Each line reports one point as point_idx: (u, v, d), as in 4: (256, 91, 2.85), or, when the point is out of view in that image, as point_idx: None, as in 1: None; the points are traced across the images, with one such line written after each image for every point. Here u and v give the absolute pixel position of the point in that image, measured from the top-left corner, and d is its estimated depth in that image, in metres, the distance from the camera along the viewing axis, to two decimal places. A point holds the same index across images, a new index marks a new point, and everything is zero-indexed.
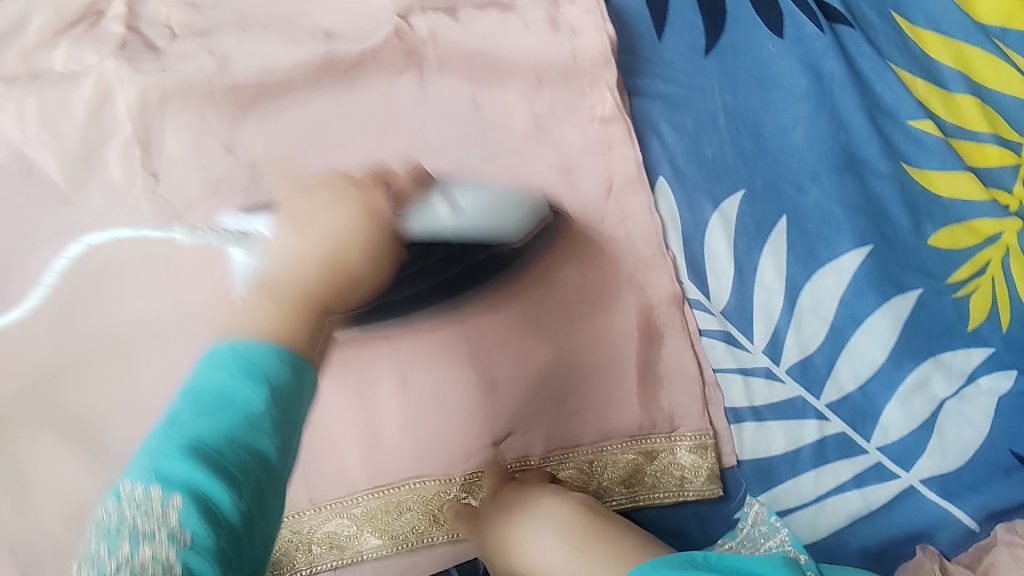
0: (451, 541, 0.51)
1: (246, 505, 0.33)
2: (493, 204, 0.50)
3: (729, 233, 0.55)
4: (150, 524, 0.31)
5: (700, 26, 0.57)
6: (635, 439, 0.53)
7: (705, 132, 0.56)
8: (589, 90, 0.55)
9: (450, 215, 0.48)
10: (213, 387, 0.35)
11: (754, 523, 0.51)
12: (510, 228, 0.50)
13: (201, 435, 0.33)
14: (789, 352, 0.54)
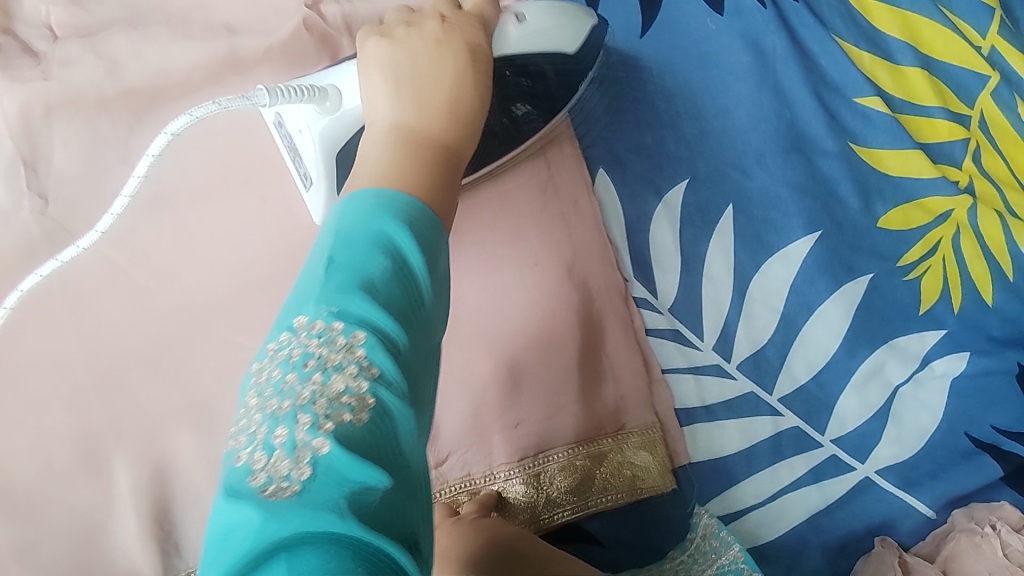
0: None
1: (413, 343, 0.29)
2: (553, 10, 0.43)
3: (673, 225, 0.52)
4: (339, 354, 0.27)
5: (635, 5, 0.54)
6: (581, 443, 0.48)
7: (644, 117, 0.52)
8: None
9: (517, 27, 0.41)
10: (366, 223, 0.31)
11: (705, 537, 0.49)
12: (570, 37, 0.43)
13: (372, 270, 0.29)
14: (740, 345, 0.52)
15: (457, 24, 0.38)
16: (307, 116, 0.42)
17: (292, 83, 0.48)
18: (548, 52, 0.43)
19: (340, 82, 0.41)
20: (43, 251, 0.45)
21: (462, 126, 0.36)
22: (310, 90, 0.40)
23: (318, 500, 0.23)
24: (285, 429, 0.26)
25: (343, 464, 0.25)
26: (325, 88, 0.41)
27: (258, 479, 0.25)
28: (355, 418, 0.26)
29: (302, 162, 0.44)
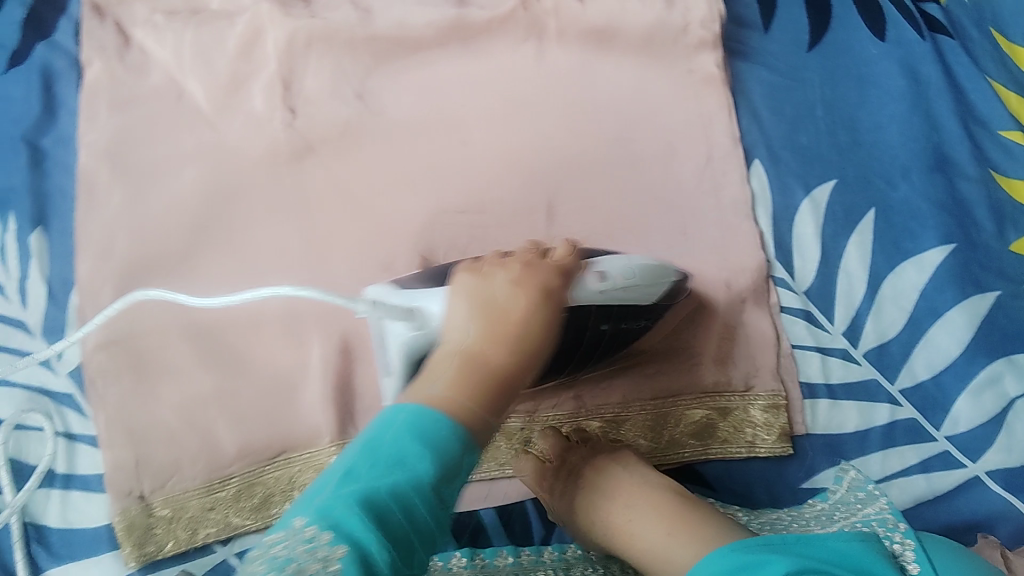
0: (494, 480, 0.53)
1: (396, 551, 0.34)
2: (638, 267, 0.49)
3: (817, 218, 0.57)
4: (317, 563, 0.31)
5: (806, 23, 0.60)
6: (709, 395, 0.54)
7: (803, 120, 0.58)
8: (692, 54, 0.57)
9: (600, 282, 0.47)
10: (391, 438, 0.37)
11: (850, 488, 0.52)
12: (648, 292, 0.50)
13: (378, 490, 0.35)
14: (868, 336, 0.56)
15: (539, 268, 0.45)
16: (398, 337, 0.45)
17: (504, 87, 0.57)
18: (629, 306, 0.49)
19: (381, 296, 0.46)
20: (286, 155, 0.54)
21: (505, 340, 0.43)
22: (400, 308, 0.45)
23: None
24: None
25: None
26: (414, 308, 0.45)
27: None
28: None
29: (385, 354, 0.47)
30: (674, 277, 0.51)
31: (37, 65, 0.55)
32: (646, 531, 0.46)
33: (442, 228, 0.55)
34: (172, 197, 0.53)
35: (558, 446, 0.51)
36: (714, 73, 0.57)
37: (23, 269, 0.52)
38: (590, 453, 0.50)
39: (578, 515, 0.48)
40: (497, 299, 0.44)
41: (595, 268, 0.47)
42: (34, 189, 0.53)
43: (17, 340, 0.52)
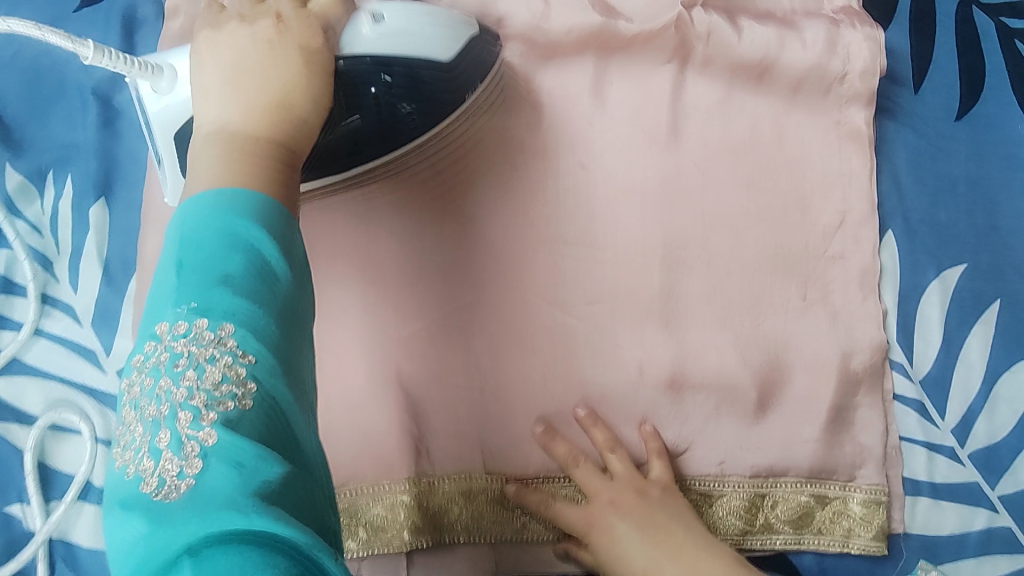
0: (523, 546, 0.49)
1: (282, 317, 0.32)
2: (418, 16, 0.44)
3: (943, 302, 0.53)
4: (208, 348, 0.29)
5: (958, 91, 0.56)
6: (810, 481, 0.50)
7: (944, 197, 0.54)
8: (844, 106, 0.53)
9: (371, 27, 0.42)
10: (212, 226, 0.32)
11: None
12: (439, 45, 0.44)
13: (229, 268, 0.31)
14: (977, 436, 0.52)
15: (293, 27, 0.40)
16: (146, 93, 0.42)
17: (633, 110, 0.52)
18: (405, 62, 0.43)
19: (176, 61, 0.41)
20: None
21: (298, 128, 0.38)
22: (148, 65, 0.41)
23: (211, 497, 0.26)
24: (165, 430, 0.28)
25: (236, 448, 0.27)
26: (162, 66, 0.41)
27: (150, 484, 0.27)
28: (239, 404, 0.29)
29: (151, 140, 0.44)
30: (473, 33, 0.47)
31: (120, 10, 0.51)
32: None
33: (550, 257, 0.51)
34: None
35: (609, 501, 0.47)
36: (862, 131, 0.53)
37: (78, 243, 0.47)
38: (653, 514, 0.46)
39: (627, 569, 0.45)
40: (304, 88, 0.39)
41: (366, 9, 0.42)
42: (102, 151, 0.48)
43: (59, 323, 0.46)
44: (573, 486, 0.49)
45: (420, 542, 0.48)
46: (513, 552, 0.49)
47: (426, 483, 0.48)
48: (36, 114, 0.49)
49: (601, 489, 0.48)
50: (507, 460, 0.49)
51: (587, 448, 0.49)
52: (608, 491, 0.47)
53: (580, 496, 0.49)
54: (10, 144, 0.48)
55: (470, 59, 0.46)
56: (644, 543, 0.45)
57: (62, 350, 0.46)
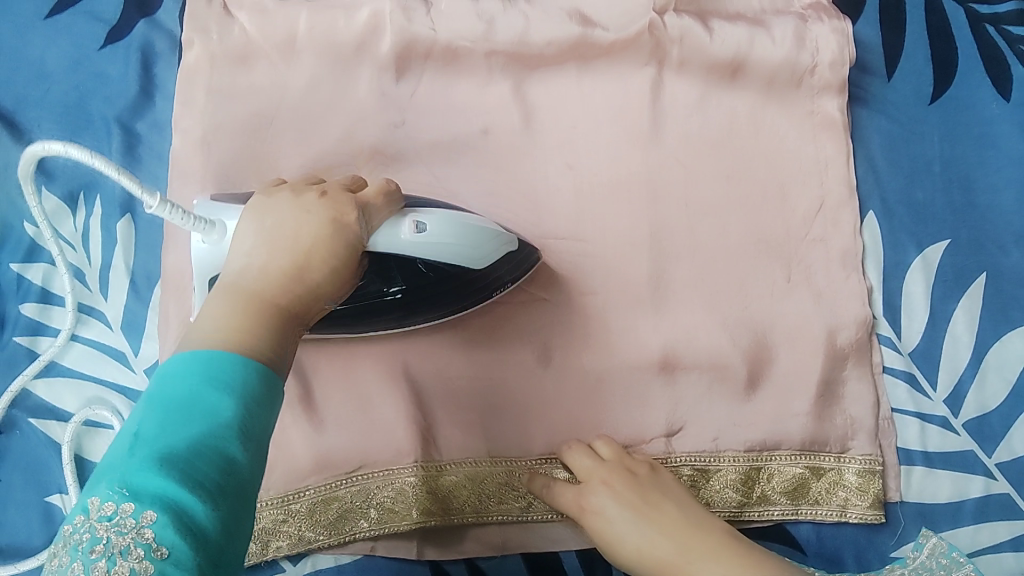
0: (529, 525, 0.51)
1: (221, 507, 0.30)
2: (461, 227, 0.46)
3: (927, 278, 0.55)
4: (124, 538, 0.28)
5: (929, 75, 0.59)
6: (804, 453, 0.52)
7: (920, 176, 0.57)
8: (816, 96, 0.56)
9: (414, 235, 0.44)
10: (178, 393, 0.32)
11: (932, 556, 0.49)
12: (475, 255, 0.46)
13: (173, 447, 0.30)
14: (969, 406, 0.54)
15: (332, 202, 0.41)
16: (192, 242, 0.43)
17: (616, 110, 0.56)
18: (439, 263, 0.46)
19: (229, 220, 0.43)
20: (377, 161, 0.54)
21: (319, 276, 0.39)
22: (201, 221, 0.42)
23: None
24: None
25: None
26: (215, 223, 0.42)
27: None
28: None
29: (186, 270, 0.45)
30: (514, 248, 0.49)
31: (137, 44, 0.56)
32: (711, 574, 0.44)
33: (545, 251, 0.54)
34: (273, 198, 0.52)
35: (600, 481, 0.49)
36: (836, 118, 0.56)
37: (107, 256, 0.51)
38: (644, 493, 0.48)
39: (621, 552, 0.47)
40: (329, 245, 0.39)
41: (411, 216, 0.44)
42: (125, 175, 0.53)
43: (92, 331, 0.50)
44: (566, 470, 0.51)
45: (429, 522, 0.50)
46: (518, 532, 0.51)
47: (435, 466, 0.51)
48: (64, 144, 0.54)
49: (592, 471, 0.49)
50: (511, 445, 0.51)
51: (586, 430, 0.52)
52: (600, 471, 0.49)
53: (571, 479, 0.51)
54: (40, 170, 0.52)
55: (502, 265, 0.49)
56: (638, 524, 0.47)
57: (95, 355, 0.50)
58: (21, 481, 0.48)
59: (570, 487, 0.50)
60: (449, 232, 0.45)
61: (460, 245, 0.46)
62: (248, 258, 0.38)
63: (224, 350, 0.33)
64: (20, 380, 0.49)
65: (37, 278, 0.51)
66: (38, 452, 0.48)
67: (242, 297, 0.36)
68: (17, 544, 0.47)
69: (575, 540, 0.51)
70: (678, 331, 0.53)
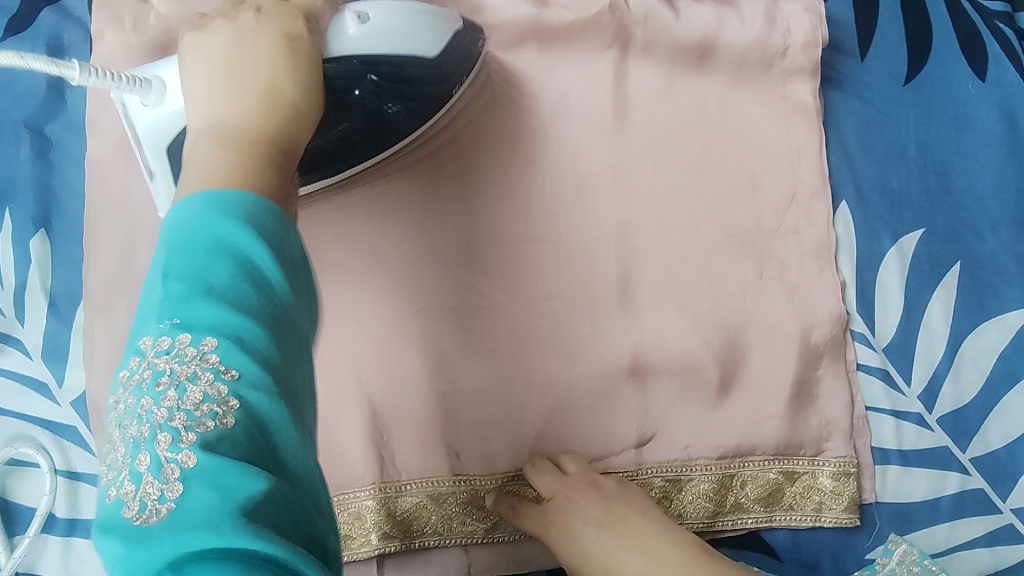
0: (494, 545, 0.49)
1: (280, 330, 0.30)
2: (405, 13, 0.44)
3: (902, 269, 0.53)
4: (190, 366, 0.28)
5: (904, 54, 0.56)
6: (778, 457, 0.50)
7: (896, 162, 0.54)
8: (788, 79, 0.52)
9: (360, 29, 0.42)
10: (201, 228, 0.31)
11: (903, 563, 0.49)
12: (426, 42, 0.44)
13: (212, 276, 0.29)
14: (944, 400, 0.52)
15: (273, 16, 0.39)
16: (134, 106, 0.41)
17: (577, 97, 0.52)
18: (390, 62, 0.43)
19: (161, 71, 0.40)
20: None
21: (282, 112, 0.36)
22: (134, 79, 0.40)
23: (188, 520, 0.25)
24: (147, 451, 0.27)
25: (213, 471, 0.26)
26: (150, 78, 0.40)
27: (130, 508, 0.26)
28: (220, 421, 0.27)
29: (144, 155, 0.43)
30: (459, 27, 0.46)
31: (46, 37, 0.50)
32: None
33: (505, 251, 0.51)
34: None
35: (565, 495, 0.46)
36: (809, 102, 0.52)
37: (21, 277, 0.46)
38: (612, 505, 0.46)
39: (589, 566, 0.45)
40: (294, 73, 0.37)
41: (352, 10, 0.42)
42: (37, 183, 0.48)
43: (9, 360, 0.46)
44: (531, 489, 0.49)
45: (389, 546, 0.48)
46: (482, 554, 0.49)
47: (393, 487, 0.48)
48: None
49: (555, 487, 0.47)
50: (473, 462, 0.49)
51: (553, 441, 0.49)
52: (565, 487, 0.47)
53: (537, 498, 0.49)
54: None
55: (457, 57, 0.47)
56: (607, 539, 0.45)
57: (13, 386, 0.45)
58: None
59: (535, 506, 0.47)
60: (400, 33, 0.43)
61: (411, 51, 0.44)
62: (213, 105, 0.36)
63: (241, 187, 0.33)
64: None
65: None
66: None
67: (228, 142, 0.34)
68: None
69: (544, 557, 0.49)
70: (647, 333, 0.50)
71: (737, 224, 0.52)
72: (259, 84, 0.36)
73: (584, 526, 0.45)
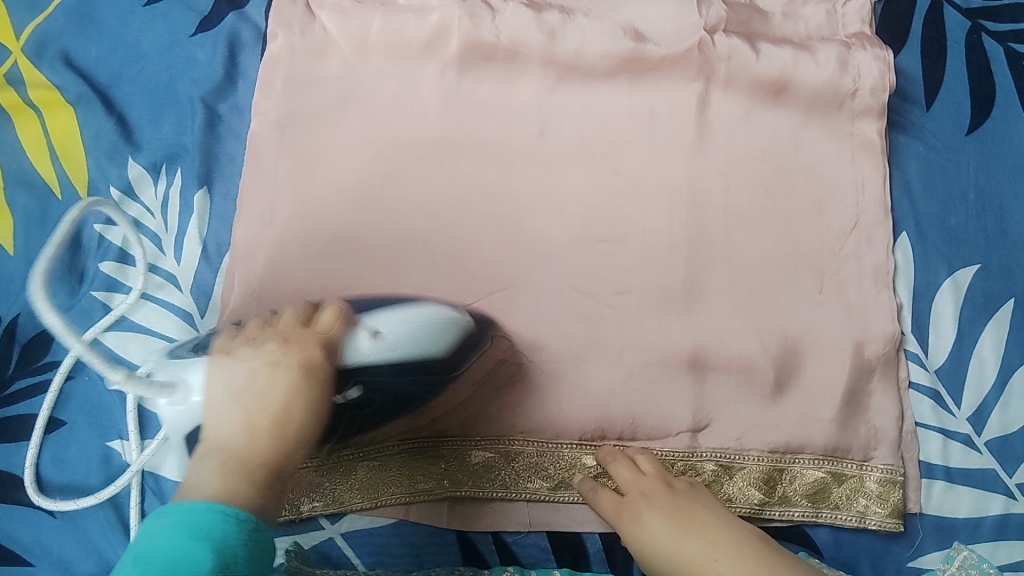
0: (556, 505, 0.54)
1: None
2: (419, 323, 0.50)
3: (957, 299, 0.57)
4: None
5: (967, 108, 0.61)
6: (827, 458, 0.54)
7: (954, 202, 0.59)
8: (856, 119, 0.58)
9: (371, 344, 0.49)
10: (165, 543, 0.39)
11: (961, 567, 0.50)
12: (434, 345, 0.50)
13: (177, 563, 0.38)
14: (992, 425, 0.55)
15: (293, 345, 0.49)
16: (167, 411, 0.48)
17: (664, 121, 0.59)
18: (409, 362, 0.50)
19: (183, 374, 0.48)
20: (432, 149, 0.58)
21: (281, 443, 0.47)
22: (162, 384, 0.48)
23: None
24: None
25: None
26: (174, 382, 0.48)
27: None
28: None
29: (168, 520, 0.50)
30: (466, 322, 0.53)
31: (226, 34, 0.60)
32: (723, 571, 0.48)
33: (587, 247, 0.57)
34: (335, 180, 0.56)
35: (642, 492, 0.51)
36: (874, 140, 0.58)
37: (182, 224, 0.56)
38: (680, 502, 0.51)
39: (654, 550, 0.50)
40: (299, 398, 0.48)
41: (365, 327, 0.49)
42: (204, 150, 0.58)
43: (161, 292, 0.55)
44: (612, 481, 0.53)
45: (459, 492, 0.53)
46: (545, 511, 0.54)
47: (469, 441, 0.53)
48: (151, 118, 0.58)
49: (632, 483, 0.52)
50: (543, 429, 0.54)
51: (614, 421, 0.54)
52: (642, 485, 0.51)
53: (613, 483, 0.53)
54: (130, 141, 0.58)
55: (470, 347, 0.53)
56: (671, 528, 0.50)
57: (163, 313, 0.54)
58: (84, 423, 0.52)
59: (613, 495, 0.52)
60: (405, 312, 0.50)
61: (433, 325, 0.50)
62: (227, 421, 0.47)
63: (219, 499, 0.42)
64: (92, 329, 0.53)
65: (118, 239, 0.56)
66: (102, 398, 0.52)
67: (232, 461, 0.45)
68: (76, 482, 0.51)
69: (600, 522, 0.53)
70: (710, 332, 0.55)
71: (800, 243, 0.57)
72: (273, 419, 0.47)
73: (655, 529, 0.50)
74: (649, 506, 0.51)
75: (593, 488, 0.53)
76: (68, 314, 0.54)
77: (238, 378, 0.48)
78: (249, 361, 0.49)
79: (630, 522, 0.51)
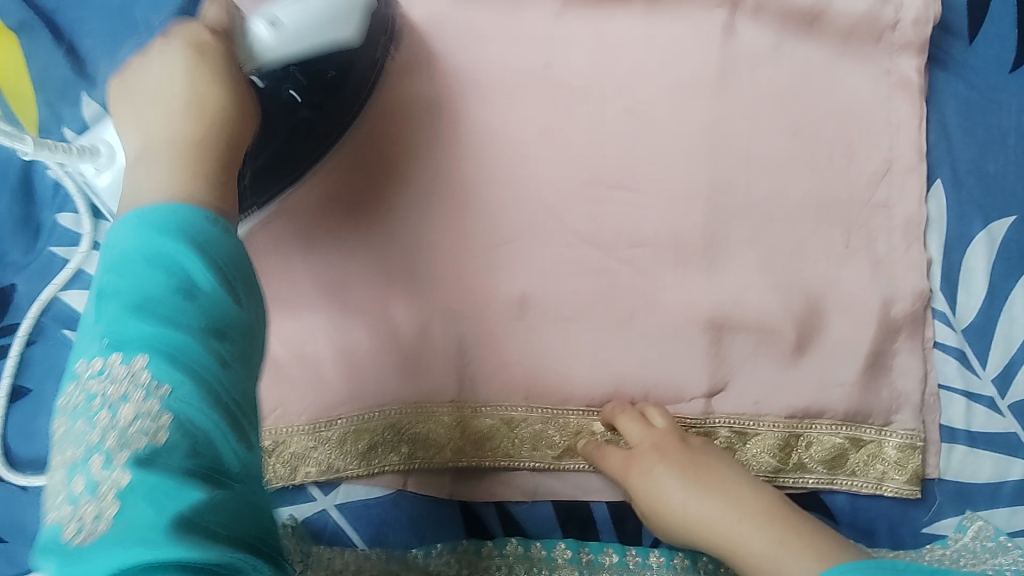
0: (561, 472, 0.51)
1: (217, 356, 0.32)
2: (312, 6, 0.45)
3: (990, 254, 0.53)
4: (125, 384, 0.29)
5: (1014, 41, 0.55)
6: (846, 423, 0.51)
7: (993, 148, 0.54)
8: (894, 54, 0.53)
9: (270, 31, 0.44)
10: (139, 246, 0.32)
11: (976, 536, 0.50)
12: (340, 25, 0.47)
13: (152, 282, 0.32)
14: (1019, 387, 0.52)
15: (178, 34, 0.41)
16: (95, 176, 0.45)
17: (685, 51, 0.53)
18: (318, 53, 0.46)
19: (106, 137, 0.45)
20: (427, 86, 0.52)
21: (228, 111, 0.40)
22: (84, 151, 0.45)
23: (135, 506, 0.26)
24: (81, 476, 0.28)
25: (158, 485, 0.27)
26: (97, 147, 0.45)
27: (69, 531, 0.26)
28: (154, 435, 0.28)
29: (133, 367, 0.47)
30: (370, 0, 0.49)
31: None
32: (750, 537, 0.44)
33: (597, 196, 0.52)
34: None
35: (652, 445, 0.48)
36: (913, 78, 0.53)
37: None
38: (694, 459, 0.48)
39: (666, 510, 0.47)
40: (198, 75, 0.40)
41: (262, 17, 0.44)
42: None
43: None
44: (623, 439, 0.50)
45: (459, 462, 0.50)
46: (550, 479, 0.51)
47: (469, 406, 0.50)
48: (107, 49, 0.52)
49: (642, 436, 0.48)
50: (548, 391, 0.50)
51: (624, 385, 0.51)
52: (652, 437, 0.48)
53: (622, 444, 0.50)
54: (84, 76, 0.51)
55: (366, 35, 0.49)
56: (685, 486, 0.47)
57: None
58: (51, 392, 0.48)
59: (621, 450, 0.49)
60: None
61: (324, 8, 0.46)
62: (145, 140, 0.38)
63: (176, 201, 0.35)
64: (50, 288, 0.48)
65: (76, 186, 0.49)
66: None
67: (179, 146, 0.37)
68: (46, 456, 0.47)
69: (607, 491, 0.51)
70: (729, 288, 0.51)
71: (828, 193, 0.52)
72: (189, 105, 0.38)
73: (668, 484, 0.47)
74: (660, 457, 0.48)
75: (601, 446, 0.50)
76: (25, 272, 0.49)
77: (146, 83, 0.40)
78: (134, 79, 0.40)
79: (642, 478, 0.48)
